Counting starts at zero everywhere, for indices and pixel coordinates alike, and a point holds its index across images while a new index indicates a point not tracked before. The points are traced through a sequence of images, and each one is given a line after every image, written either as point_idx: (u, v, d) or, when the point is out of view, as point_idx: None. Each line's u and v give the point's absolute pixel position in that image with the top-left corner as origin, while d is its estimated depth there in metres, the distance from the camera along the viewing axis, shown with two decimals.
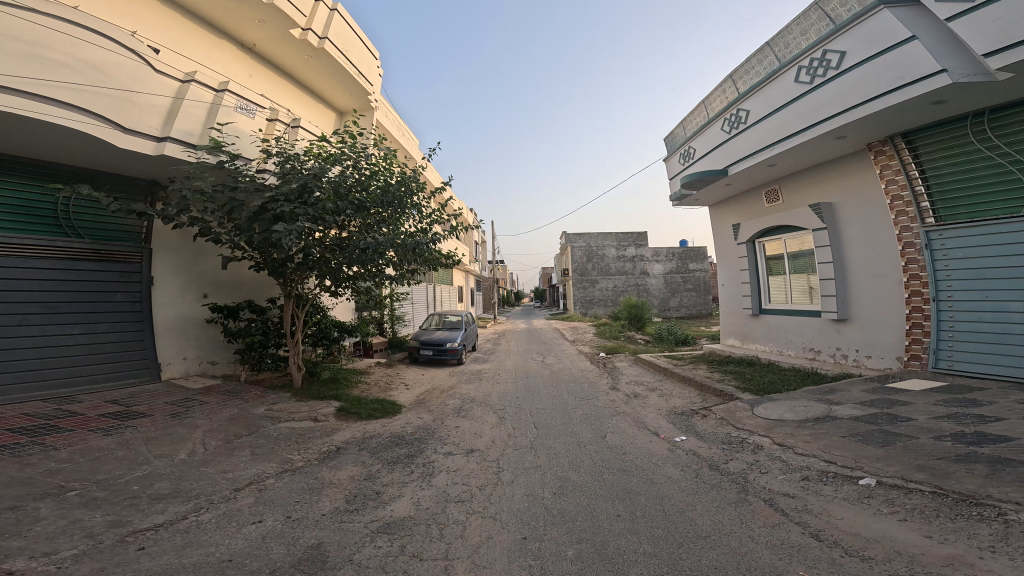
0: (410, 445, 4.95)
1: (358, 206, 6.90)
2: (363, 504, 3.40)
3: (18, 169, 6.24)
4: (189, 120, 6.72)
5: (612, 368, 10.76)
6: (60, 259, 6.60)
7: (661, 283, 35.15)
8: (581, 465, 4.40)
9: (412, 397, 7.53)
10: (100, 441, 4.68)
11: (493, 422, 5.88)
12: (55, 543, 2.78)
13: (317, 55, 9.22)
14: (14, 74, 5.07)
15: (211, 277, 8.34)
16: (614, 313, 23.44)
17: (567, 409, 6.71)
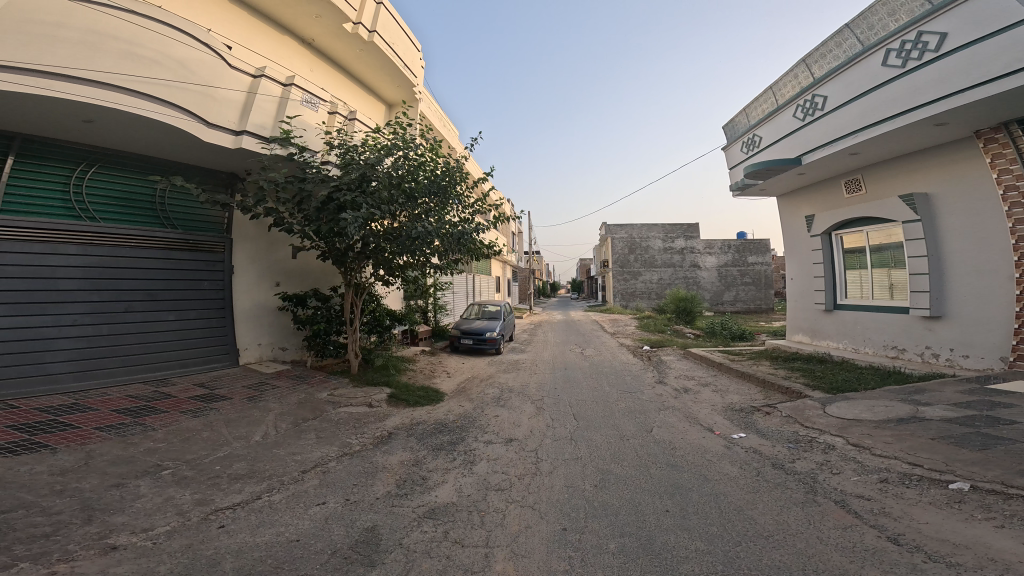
0: (453, 432, 5.07)
1: (408, 196, 7.09)
2: (411, 489, 3.53)
3: (124, 163, 6.87)
4: (261, 114, 7.18)
5: (658, 361, 10.56)
6: (158, 249, 7.14)
7: (715, 276, 33.96)
8: (626, 458, 4.37)
9: (454, 385, 7.71)
10: (188, 422, 5.10)
11: (532, 412, 5.92)
12: (151, 520, 3.07)
13: (368, 48, 9.54)
14: (115, 72, 5.59)
15: (282, 266, 8.89)
16: (662, 307, 22.86)
17: (610, 401, 6.64)
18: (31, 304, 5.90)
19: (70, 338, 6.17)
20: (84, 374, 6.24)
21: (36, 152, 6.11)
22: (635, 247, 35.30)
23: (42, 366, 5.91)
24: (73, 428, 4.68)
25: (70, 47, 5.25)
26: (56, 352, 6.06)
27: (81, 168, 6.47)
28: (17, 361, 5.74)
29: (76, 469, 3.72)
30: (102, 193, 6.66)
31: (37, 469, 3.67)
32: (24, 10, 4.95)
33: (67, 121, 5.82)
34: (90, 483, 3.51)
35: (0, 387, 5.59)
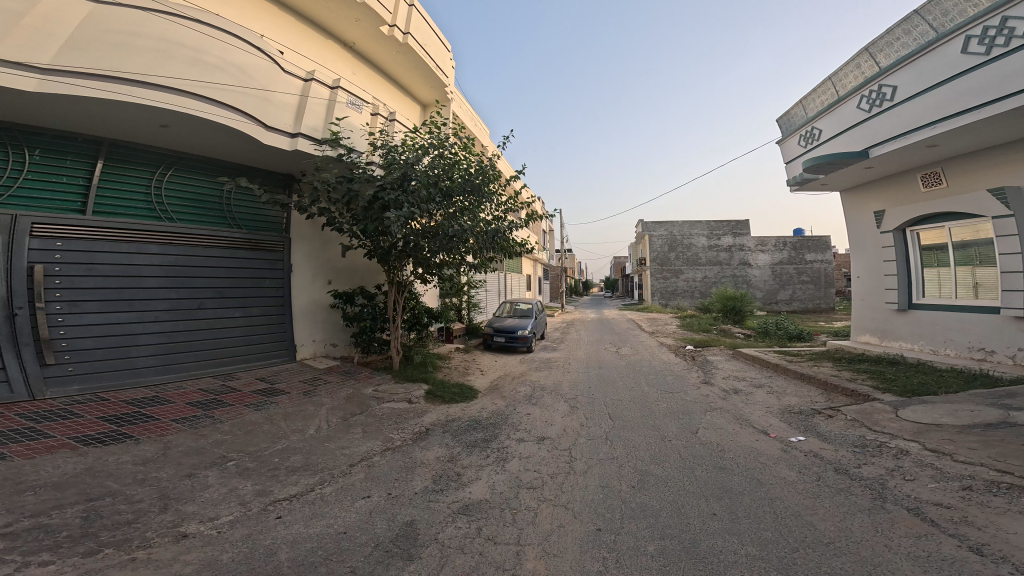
0: (487, 430, 5.06)
1: (444, 194, 7.03)
2: (446, 485, 3.50)
3: (196, 167, 7.06)
4: (312, 117, 7.19)
5: (704, 361, 10.21)
6: (226, 248, 7.33)
7: (768, 274, 32.77)
8: (668, 460, 4.22)
9: (486, 382, 7.77)
10: (253, 415, 5.31)
11: (565, 411, 5.82)
12: (217, 510, 3.21)
13: (403, 50, 9.48)
14: (181, 78, 5.70)
15: (334, 264, 8.93)
16: (707, 306, 22.15)
17: (649, 401, 6.46)
18: (116, 303, 6.17)
19: (150, 334, 6.46)
20: (162, 369, 6.54)
21: (123, 156, 6.31)
22: (677, 245, 34.43)
23: (127, 361, 6.21)
24: (155, 420, 4.97)
25: (144, 57, 5.43)
26: (140, 347, 6.36)
27: (159, 171, 6.67)
28: (107, 356, 6.06)
29: (154, 460, 3.98)
30: (177, 195, 6.84)
31: (121, 458, 3.95)
32: (100, 23, 5.19)
33: (145, 127, 6.00)
34: (168, 473, 3.75)
35: (93, 380, 5.92)
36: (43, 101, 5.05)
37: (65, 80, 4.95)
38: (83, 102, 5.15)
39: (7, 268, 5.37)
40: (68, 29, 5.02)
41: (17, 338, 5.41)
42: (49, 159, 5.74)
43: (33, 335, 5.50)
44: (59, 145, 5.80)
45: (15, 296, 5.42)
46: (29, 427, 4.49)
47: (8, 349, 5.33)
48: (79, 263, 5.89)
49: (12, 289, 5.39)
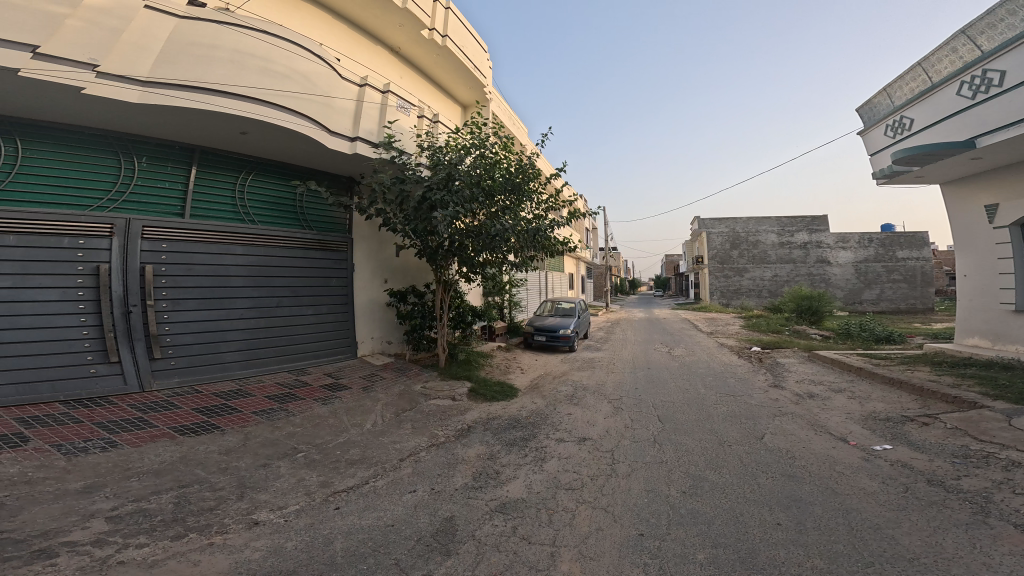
0: (527, 429, 5.00)
1: (487, 194, 7.00)
2: (485, 482, 3.46)
3: (273, 171, 7.33)
4: (369, 121, 7.25)
5: (775, 364, 9.56)
6: (300, 248, 7.57)
7: (850, 272, 30.38)
8: (728, 465, 3.95)
9: (527, 381, 7.74)
10: (320, 408, 5.55)
11: (608, 412, 5.63)
12: (285, 499, 3.39)
13: (442, 53, 9.43)
14: (256, 87, 5.78)
15: (388, 263, 9.03)
16: (779, 305, 20.81)
17: (706, 404, 6.12)
18: (209, 302, 6.49)
19: (238, 331, 6.75)
20: (247, 363, 6.83)
21: (211, 163, 6.66)
22: (743, 242, 32.61)
23: (218, 356, 6.51)
24: (238, 412, 5.29)
25: (227, 69, 5.56)
26: (228, 343, 6.65)
27: (240, 176, 6.97)
28: (201, 350, 6.36)
29: (236, 449, 4.27)
30: (255, 198, 7.12)
31: (206, 448, 4.27)
32: (187, 37, 5.31)
33: (228, 135, 6.23)
34: (246, 463, 4.02)
35: (188, 373, 6.23)
36: (146, 112, 5.30)
37: (165, 91, 5.17)
38: (179, 112, 5.39)
39: (122, 268, 5.75)
40: (157, 43, 5.16)
41: (130, 333, 5.77)
42: (153, 166, 6.13)
43: (142, 331, 5.86)
44: (161, 152, 6.19)
45: (129, 295, 5.79)
46: (138, 417, 4.90)
47: (122, 345, 5.69)
48: (180, 264, 6.23)
49: (126, 289, 5.77)
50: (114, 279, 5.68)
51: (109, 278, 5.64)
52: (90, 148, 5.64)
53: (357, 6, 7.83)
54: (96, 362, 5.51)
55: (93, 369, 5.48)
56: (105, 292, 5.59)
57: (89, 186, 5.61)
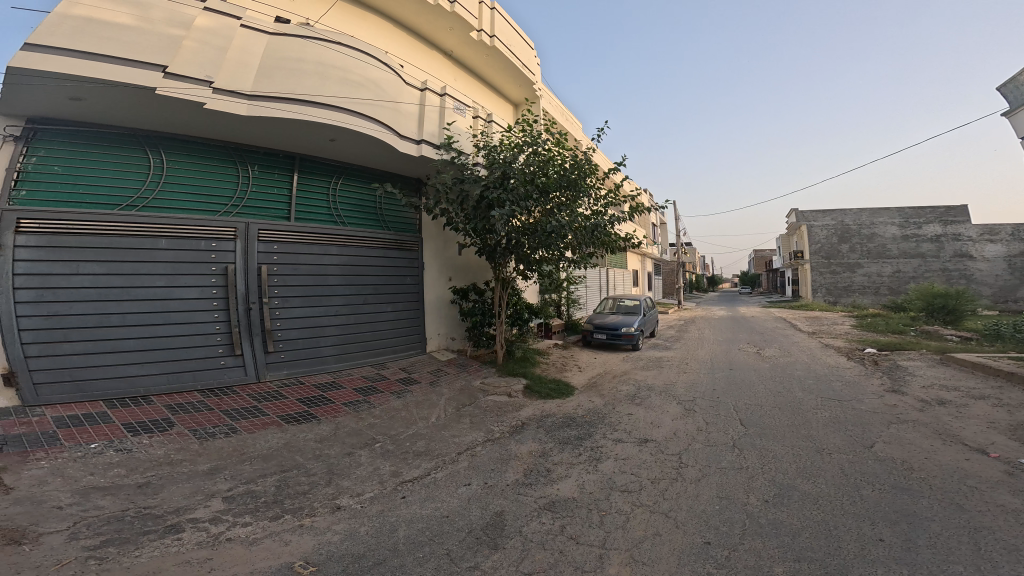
0: (582, 427, 4.79)
1: (541, 191, 6.67)
2: (536, 479, 3.37)
3: (359, 175, 7.54)
4: (430, 123, 7.34)
5: (895, 367, 8.37)
6: (390, 250, 7.78)
7: (1000, 266, 26.06)
8: (822, 474, 3.49)
9: (585, 380, 7.37)
10: (394, 402, 5.80)
11: (678, 412, 5.27)
12: (361, 486, 3.57)
13: (491, 54, 9.17)
14: (338, 96, 5.98)
15: (451, 262, 8.90)
16: (905, 303, 18.28)
17: (803, 409, 5.49)
18: (313, 300, 6.75)
19: (336, 327, 6.98)
20: (341, 356, 7.04)
21: (311, 168, 6.94)
22: (855, 235, 29.10)
23: (317, 350, 6.74)
24: (331, 402, 5.63)
25: (313, 80, 5.81)
26: (327, 338, 6.86)
27: (333, 180, 7.21)
28: (304, 345, 6.62)
29: (329, 438, 4.59)
30: (348, 202, 7.33)
31: (302, 435, 4.61)
32: (277, 52, 5.64)
33: (317, 142, 6.48)
34: (335, 450, 4.32)
35: (292, 366, 6.48)
36: (252, 123, 5.61)
37: (269, 104, 5.46)
38: (278, 123, 5.68)
39: (244, 268, 6.12)
40: (256, 58, 5.52)
41: (250, 328, 6.12)
42: (264, 173, 6.47)
43: (260, 326, 6.20)
44: (269, 160, 6.53)
45: (249, 294, 6.15)
46: (252, 408, 5.26)
47: (245, 339, 6.05)
48: (289, 265, 6.51)
49: (248, 289, 6.14)
50: (237, 278, 6.06)
51: (235, 278, 6.04)
52: (213, 157, 6.05)
53: (409, 10, 7.64)
54: (225, 355, 5.90)
55: (223, 361, 5.87)
56: (232, 291, 5.99)
57: (217, 193, 6.02)
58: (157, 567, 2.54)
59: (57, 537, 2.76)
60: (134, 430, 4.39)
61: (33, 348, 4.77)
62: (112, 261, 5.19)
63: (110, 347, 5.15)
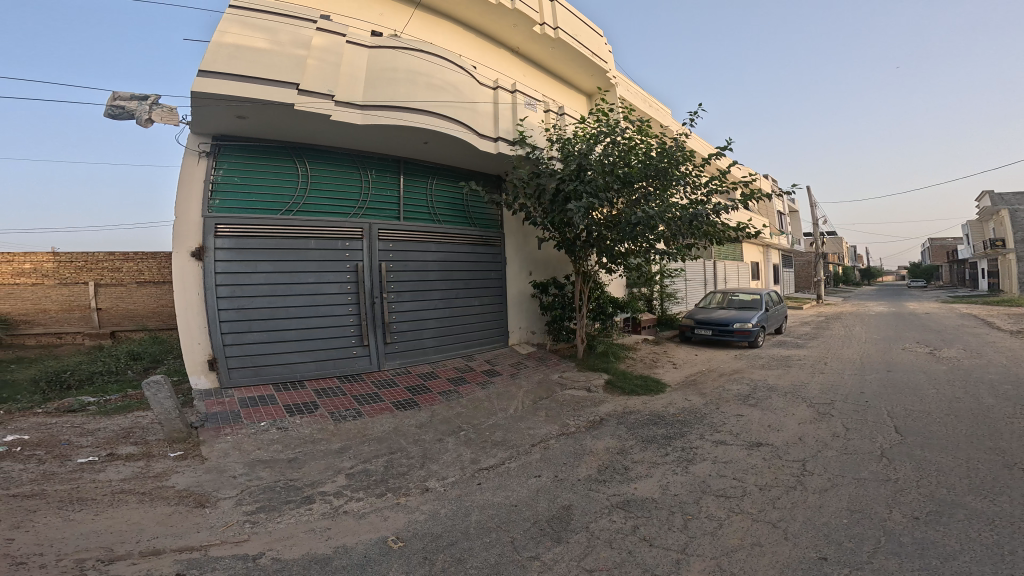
0: (671, 426, 4.26)
1: (623, 182, 5.83)
2: (610, 476, 3.06)
3: (454, 173, 7.48)
4: (504, 121, 7.16)
5: None
6: (487, 248, 7.74)
7: None
8: (1011, 493, 2.64)
9: (681, 377, 6.47)
10: (479, 392, 5.78)
11: (804, 416, 4.43)
12: (444, 472, 3.61)
13: (558, 47, 8.47)
14: (431, 100, 6.13)
15: (533, 257, 8.43)
16: None
17: (991, 418, 4.24)
18: (421, 296, 6.85)
19: (435, 321, 7.01)
20: (440, 347, 7.04)
21: (416, 171, 7.03)
22: None
23: (419, 343, 6.79)
24: (429, 391, 5.80)
25: (408, 87, 5.97)
26: (427, 334, 6.90)
27: (432, 180, 7.23)
28: (407, 342, 6.67)
29: (426, 424, 4.75)
30: (443, 200, 7.29)
31: (404, 421, 4.83)
32: (379, 63, 5.89)
33: (414, 147, 6.59)
34: (428, 436, 4.44)
35: (398, 359, 6.58)
36: (366, 132, 5.94)
37: (381, 112, 5.72)
38: (384, 132, 5.96)
39: (370, 266, 6.38)
40: (361, 71, 5.82)
41: (374, 321, 6.36)
42: (379, 177, 6.64)
43: (381, 318, 6.43)
44: (382, 165, 6.71)
45: (375, 289, 6.40)
46: (371, 394, 5.60)
47: (370, 332, 6.32)
48: (400, 261, 6.66)
49: (372, 285, 6.39)
50: (366, 275, 6.35)
51: (363, 275, 6.32)
52: (342, 163, 6.39)
53: (471, 10, 7.29)
54: (355, 345, 6.24)
55: (354, 351, 6.22)
56: (361, 287, 6.28)
57: (347, 194, 6.36)
58: (287, 533, 2.84)
59: (229, 502, 3.25)
60: (292, 411, 4.96)
61: (228, 336, 5.45)
62: (280, 261, 5.73)
63: (275, 338, 5.70)
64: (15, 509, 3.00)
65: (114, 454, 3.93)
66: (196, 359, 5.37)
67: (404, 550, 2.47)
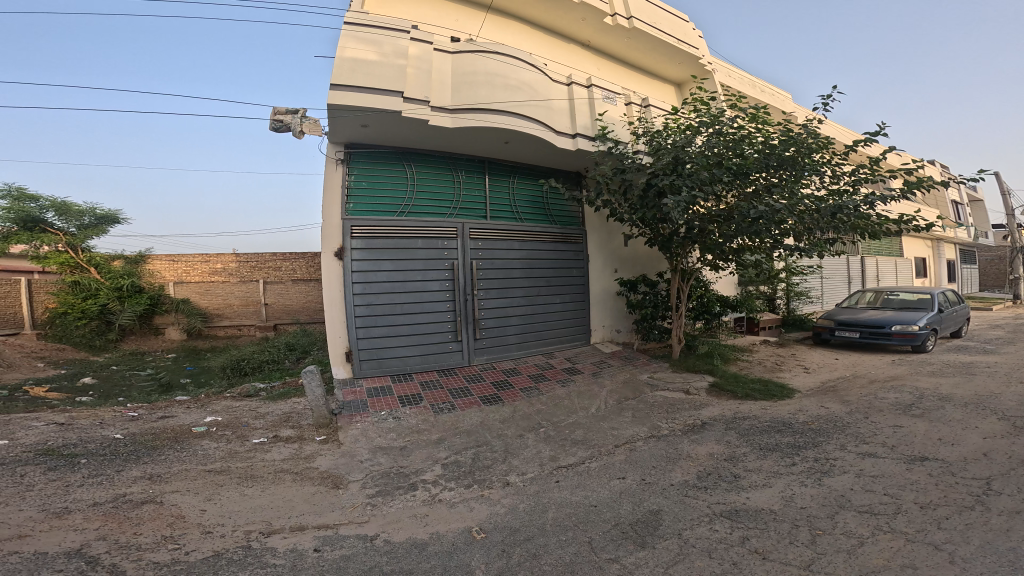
0: (801, 435, 3.66)
1: (735, 173, 5.33)
2: (715, 484, 2.79)
3: (533, 172, 7.50)
4: (583, 116, 6.94)
5: None
6: (571, 247, 7.60)
7: None
8: None
9: (816, 384, 5.54)
10: (558, 390, 5.59)
11: (987, 429, 3.54)
12: (524, 468, 3.56)
13: (635, 37, 8.00)
14: (509, 101, 6.17)
15: (619, 253, 8.08)
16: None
17: None
18: (506, 293, 6.93)
19: (518, 318, 7.03)
20: (522, 343, 7.06)
21: (499, 171, 7.18)
22: None
23: (503, 339, 6.86)
24: (511, 387, 5.75)
25: (487, 89, 6.09)
26: (510, 330, 6.96)
27: (514, 179, 7.32)
28: (493, 338, 6.78)
29: (508, 419, 4.73)
30: (525, 199, 7.33)
31: (489, 415, 4.88)
32: (461, 68, 6.12)
33: (493, 146, 6.70)
34: (509, 431, 4.41)
35: (482, 354, 6.73)
36: (453, 134, 6.18)
37: (469, 115, 5.91)
38: (471, 132, 6.13)
39: (466, 264, 6.62)
40: (447, 76, 6.07)
41: (465, 317, 6.60)
42: (469, 178, 6.90)
43: (472, 315, 6.64)
44: (471, 165, 6.95)
45: (469, 286, 6.62)
46: (462, 387, 5.77)
47: (463, 327, 6.57)
48: (487, 259, 6.80)
49: (466, 282, 6.61)
50: (461, 273, 6.57)
51: (459, 274, 6.56)
52: (437, 165, 6.71)
53: (538, 8, 7.24)
54: (450, 341, 6.50)
55: (449, 346, 6.49)
56: (457, 284, 6.53)
57: (443, 194, 6.71)
58: (396, 517, 3.03)
59: (355, 485, 3.57)
60: (404, 403, 5.29)
61: (360, 331, 6.01)
62: (402, 263, 6.19)
63: (387, 332, 6.14)
64: (210, 482, 3.65)
65: (278, 436, 4.60)
66: (336, 352, 5.99)
67: (486, 541, 2.51)
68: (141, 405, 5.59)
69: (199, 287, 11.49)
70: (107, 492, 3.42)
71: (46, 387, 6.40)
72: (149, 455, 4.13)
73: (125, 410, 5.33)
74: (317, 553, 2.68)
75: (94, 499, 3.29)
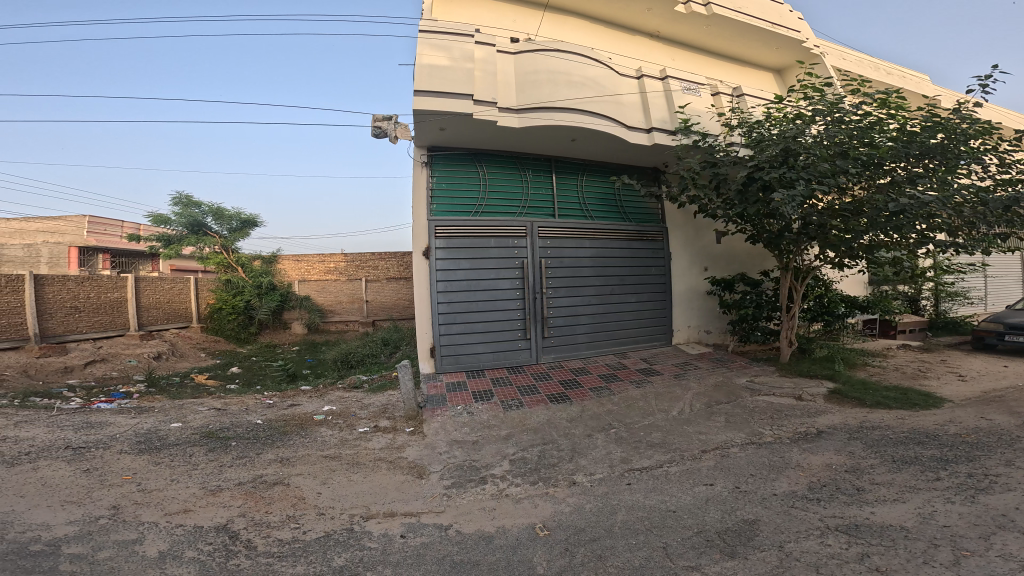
0: (951, 448, 3.09)
1: (862, 163, 4.74)
2: (831, 496, 2.46)
3: (602, 168, 7.36)
4: (658, 110, 6.86)
5: None
6: (646, 247, 7.29)
7: None
8: None
9: (975, 394, 4.57)
10: (631, 391, 5.28)
11: None
12: (594, 468, 3.38)
13: (714, 22, 7.67)
14: (575, 98, 6.20)
15: (708, 251, 7.62)
16: None
17: None
18: (576, 291, 6.81)
19: (587, 319, 6.88)
20: (592, 343, 6.88)
21: (569, 169, 7.16)
22: None
23: (572, 339, 6.74)
24: (579, 387, 5.53)
25: (550, 87, 6.17)
26: (580, 330, 6.82)
27: (582, 176, 7.23)
28: (563, 338, 6.67)
29: (576, 418, 4.53)
30: (595, 195, 7.21)
31: (556, 415, 4.71)
32: (523, 68, 6.27)
33: (561, 145, 6.74)
34: (577, 430, 4.23)
35: (550, 353, 6.70)
36: (521, 134, 6.32)
37: (534, 114, 6.03)
38: (537, 130, 6.23)
39: (536, 263, 6.62)
40: (511, 76, 6.25)
41: (535, 316, 6.60)
42: (537, 177, 6.93)
43: (541, 314, 6.61)
44: (538, 165, 6.98)
45: (538, 286, 6.60)
46: (531, 386, 5.68)
47: (533, 325, 6.58)
48: (556, 257, 6.73)
49: (536, 281, 6.59)
50: (531, 272, 6.57)
51: (529, 274, 6.56)
52: (506, 165, 6.86)
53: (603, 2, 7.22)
54: (521, 340, 6.50)
55: (520, 344, 6.49)
56: (527, 285, 6.53)
57: (511, 193, 6.79)
58: (466, 508, 3.04)
59: (435, 475, 3.68)
60: (476, 398, 5.34)
61: (442, 327, 6.21)
62: (479, 263, 6.35)
63: (462, 328, 6.28)
64: (325, 467, 4.00)
65: (378, 426, 4.93)
66: (422, 348, 6.26)
67: (549, 539, 2.41)
68: (274, 393, 6.39)
69: (317, 285, 13.00)
70: (248, 472, 3.93)
71: (206, 375, 7.68)
72: (280, 440, 4.67)
73: (264, 398, 6.15)
74: (402, 538, 2.78)
75: (240, 479, 3.79)
